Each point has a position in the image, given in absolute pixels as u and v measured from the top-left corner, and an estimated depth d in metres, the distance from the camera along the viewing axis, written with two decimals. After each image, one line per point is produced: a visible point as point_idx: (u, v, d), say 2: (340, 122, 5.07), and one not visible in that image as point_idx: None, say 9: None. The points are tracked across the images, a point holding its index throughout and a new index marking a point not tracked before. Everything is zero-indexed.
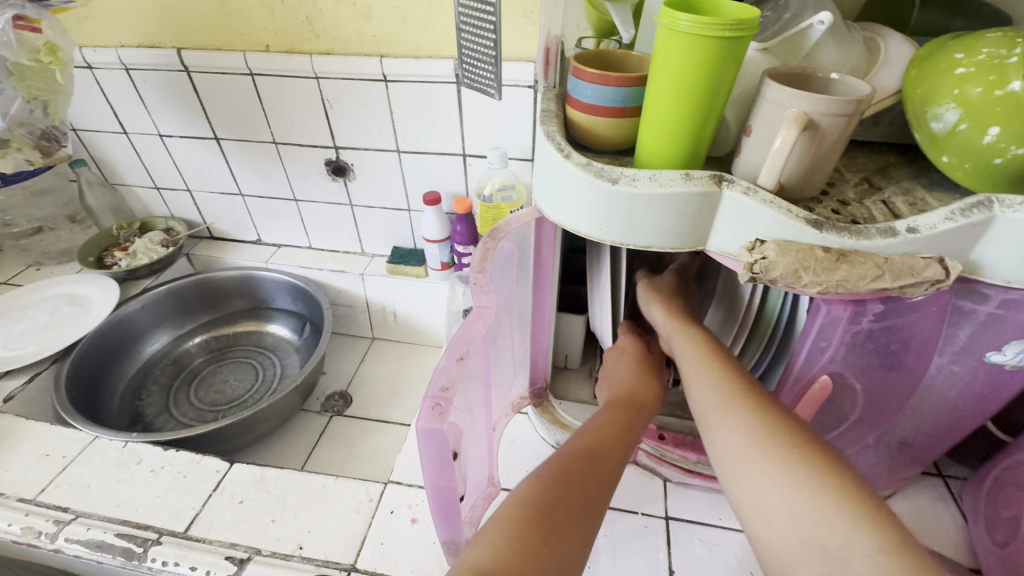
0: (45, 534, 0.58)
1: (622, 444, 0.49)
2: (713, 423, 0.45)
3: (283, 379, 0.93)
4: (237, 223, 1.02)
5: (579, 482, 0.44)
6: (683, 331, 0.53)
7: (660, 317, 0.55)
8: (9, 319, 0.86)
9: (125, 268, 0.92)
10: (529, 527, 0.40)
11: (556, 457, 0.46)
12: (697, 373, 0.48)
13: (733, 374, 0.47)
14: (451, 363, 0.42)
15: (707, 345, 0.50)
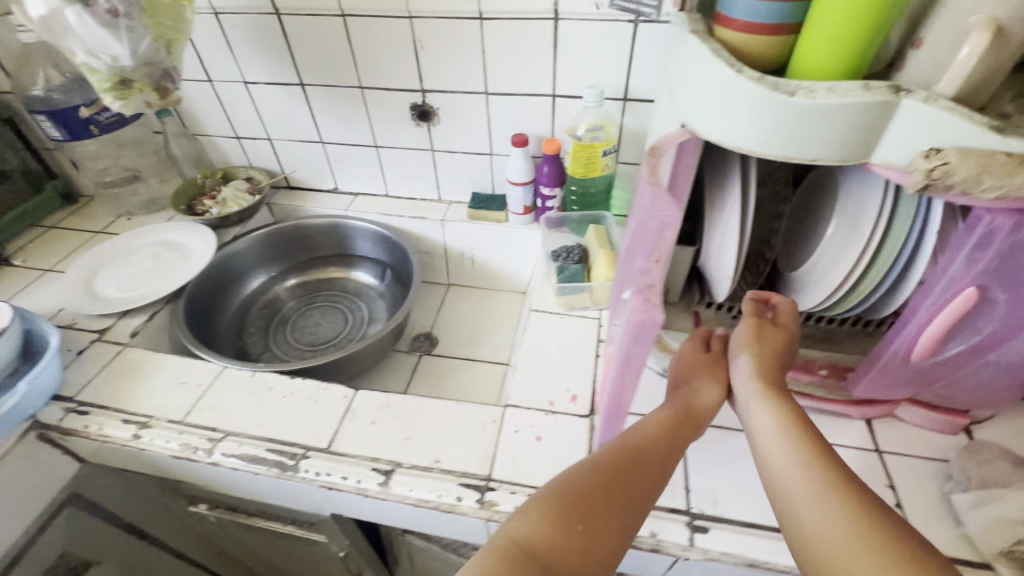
0: (202, 449, 0.63)
1: (675, 446, 0.52)
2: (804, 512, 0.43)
3: (374, 322, 0.97)
4: (316, 171, 1.04)
5: (626, 480, 0.48)
6: (766, 395, 0.51)
7: (744, 372, 0.54)
8: (117, 263, 0.90)
9: (217, 215, 0.95)
10: (568, 513, 0.45)
11: (606, 456, 0.50)
12: (779, 452, 0.47)
13: (820, 457, 0.45)
14: (649, 266, 0.41)
15: (799, 425, 0.48)
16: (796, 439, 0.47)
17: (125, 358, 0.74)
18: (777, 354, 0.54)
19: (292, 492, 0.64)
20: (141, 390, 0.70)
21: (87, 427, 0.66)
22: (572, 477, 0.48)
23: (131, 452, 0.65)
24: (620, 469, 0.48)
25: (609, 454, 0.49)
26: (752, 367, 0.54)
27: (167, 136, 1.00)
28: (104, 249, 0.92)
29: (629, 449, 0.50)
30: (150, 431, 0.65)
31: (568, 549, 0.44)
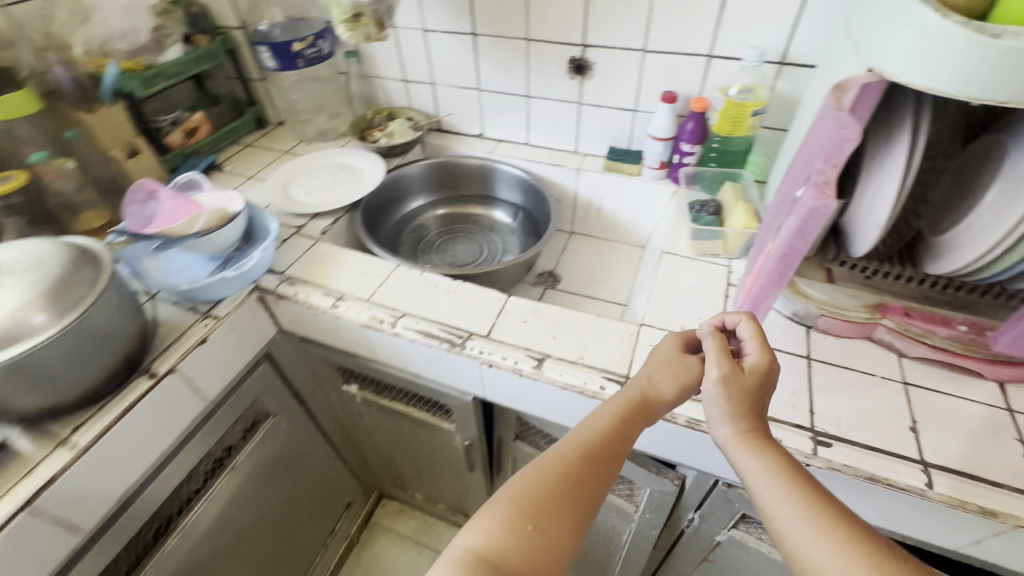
0: (387, 321, 0.77)
1: (620, 449, 0.54)
2: (793, 544, 0.42)
3: (508, 254, 1.08)
4: (467, 117, 1.16)
5: (579, 477, 0.51)
6: (748, 448, 0.48)
7: (720, 425, 0.50)
8: (305, 176, 1.07)
9: (386, 144, 1.09)
10: (521, 513, 0.48)
11: (558, 458, 0.52)
12: (767, 483, 0.45)
13: (809, 489, 0.44)
14: (826, 169, 0.46)
15: (779, 463, 0.46)
16: (774, 472, 0.45)
17: (320, 248, 0.90)
18: (752, 391, 0.50)
19: (452, 368, 0.77)
20: (334, 273, 0.85)
21: (298, 294, 0.82)
22: (524, 481, 0.50)
23: (328, 318, 0.80)
24: (570, 471, 0.51)
25: (561, 458, 0.52)
26: (725, 417, 0.49)
27: (348, 76, 1.16)
28: (294, 164, 1.09)
29: (579, 452, 0.52)
30: (346, 303, 0.80)
31: (516, 549, 0.46)
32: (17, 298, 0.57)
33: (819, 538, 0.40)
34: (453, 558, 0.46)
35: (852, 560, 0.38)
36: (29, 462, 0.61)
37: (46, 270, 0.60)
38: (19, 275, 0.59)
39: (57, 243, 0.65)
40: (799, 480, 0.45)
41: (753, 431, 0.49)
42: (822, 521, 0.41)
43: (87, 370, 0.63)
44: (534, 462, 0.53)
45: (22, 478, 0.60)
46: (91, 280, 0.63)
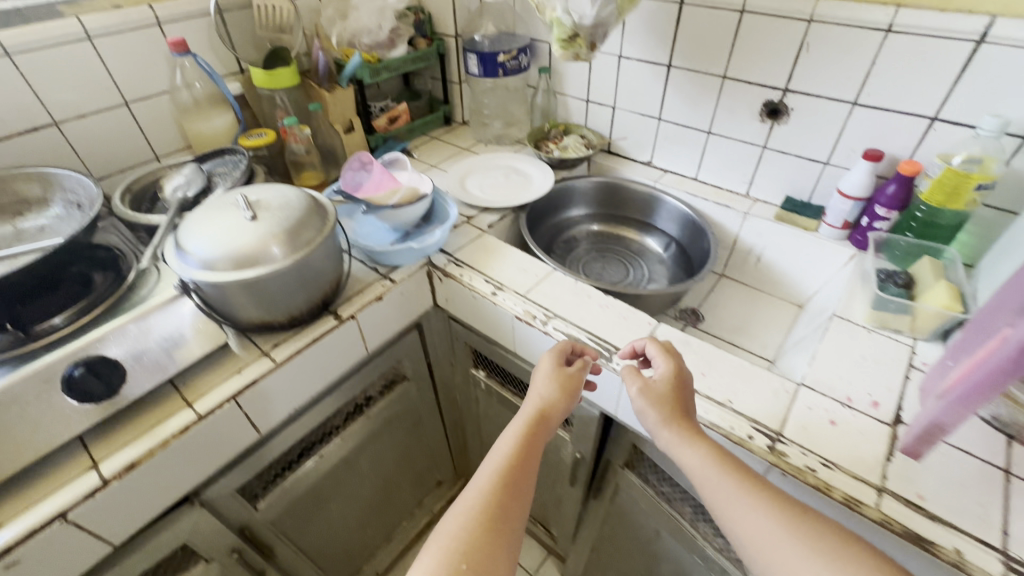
0: (540, 319, 0.81)
1: (528, 463, 0.59)
2: (731, 515, 0.54)
3: (653, 283, 1.07)
4: (639, 143, 1.18)
5: (506, 503, 0.55)
6: (677, 437, 0.59)
7: (655, 422, 0.61)
8: (480, 173, 1.16)
9: (558, 157, 1.15)
10: (459, 553, 0.50)
11: (484, 490, 0.55)
12: (694, 457, 0.57)
13: (731, 468, 0.56)
14: None
15: (710, 451, 0.57)
16: (700, 451, 0.57)
17: (485, 240, 0.97)
18: (666, 395, 0.62)
19: (590, 378, 0.79)
20: (496, 264, 0.91)
21: (462, 275, 0.89)
22: (455, 524, 0.52)
23: (484, 303, 0.86)
24: (493, 504, 0.54)
25: (485, 492, 0.55)
26: (659, 415, 0.61)
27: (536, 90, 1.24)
28: (472, 161, 1.19)
29: (499, 480, 0.56)
30: (504, 293, 0.85)
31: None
32: (270, 229, 0.69)
33: (748, 507, 0.53)
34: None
35: (780, 525, 0.51)
36: (240, 361, 0.74)
37: (292, 212, 0.73)
38: (273, 212, 0.72)
39: (301, 193, 0.78)
40: (724, 461, 0.56)
41: (677, 424, 0.60)
42: (746, 496, 0.53)
43: (297, 300, 0.75)
44: (464, 495, 0.55)
45: (235, 373, 0.73)
46: (319, 228, 0.75)
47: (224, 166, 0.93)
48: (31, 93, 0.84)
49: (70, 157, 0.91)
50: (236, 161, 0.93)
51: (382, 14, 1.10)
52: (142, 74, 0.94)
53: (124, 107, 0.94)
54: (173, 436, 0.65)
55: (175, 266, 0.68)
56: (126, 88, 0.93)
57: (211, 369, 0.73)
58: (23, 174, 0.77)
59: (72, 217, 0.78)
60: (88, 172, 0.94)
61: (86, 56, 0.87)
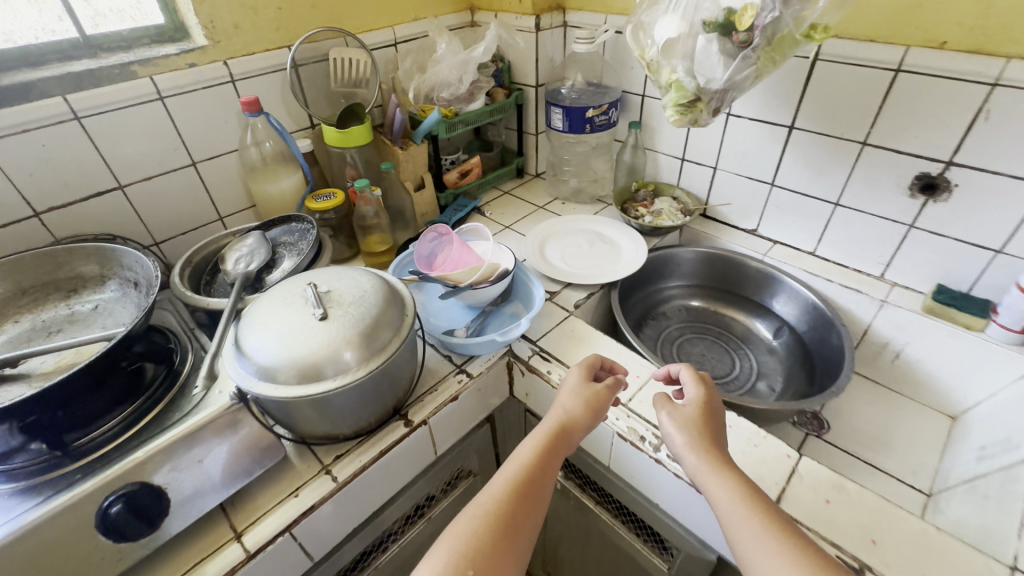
0: (649, 442, 0.66)
1: (543, 477, 0.57)
2: (749, 555, 0.47)
3: (764, 378, 0.92)
4: (744, 209, 1.03)
5: (510, 515, 0.52)
6: (704, 462, 0.54)
7: (680, 444, 0.56)
8: (561, 238, 1.04)
9: (650, 224, 1.02)
10: (460, 560, 0.48)
11: (491, 496, 0.54)
12: (719, 486, 0.51)
13: (759, 506, 0.49)
14: None
15: (738, 484, 0.51)
16: (725, 481, 0.51)
17: (573, 325, 0.84)
18: (697, 422, 0.57)
19: (713, 520, 0.63)
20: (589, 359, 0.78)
21: (550, 372, 0.76)
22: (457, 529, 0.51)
23: None
24: (500, 514, 0.52)
25: (493, 500, 0.53)
26: (681, 437, 0.56)
27: (624, 145, 1.12)
28: (551, 223, 1.07)
29: (508, 491, 0.54)
30: None
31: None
32: (344, 331, 0.60)
33: (769, 549, 0.46)
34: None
35: (799, 568, 0.44)
36: (298, 477, 0.64)
37: (368, 308, 0.63)
38: (347, 308, 0.62)
39: (374, 280, 0.68)
40: (755, 496, 0.50)
41: (707, 450, 0.54)
42: (769, 536, 0.47)
43: (366, 408, 0.64)
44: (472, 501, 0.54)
45: (291, 494, 0.62)
46: (395, 324, 0.65)
47: (290, 234, 0.85)
48: (98, 157, 0.78)
49: (133, 221, 0.85)
50: (304, 230, 0.84)
51: (463, 67, 1.01)
52: (212, 133, 0.88)
53: (191, 167, 0.88)
54: None
55: (233, 374, 0.58)
56: (194, 148, 0.87)
57: (266, 486, 0.63)
58: (81, 250, 0.70)
59: (129, 298, 0.70)
60: (150, 236, 0.88)
61: (156, 117, 0.82)
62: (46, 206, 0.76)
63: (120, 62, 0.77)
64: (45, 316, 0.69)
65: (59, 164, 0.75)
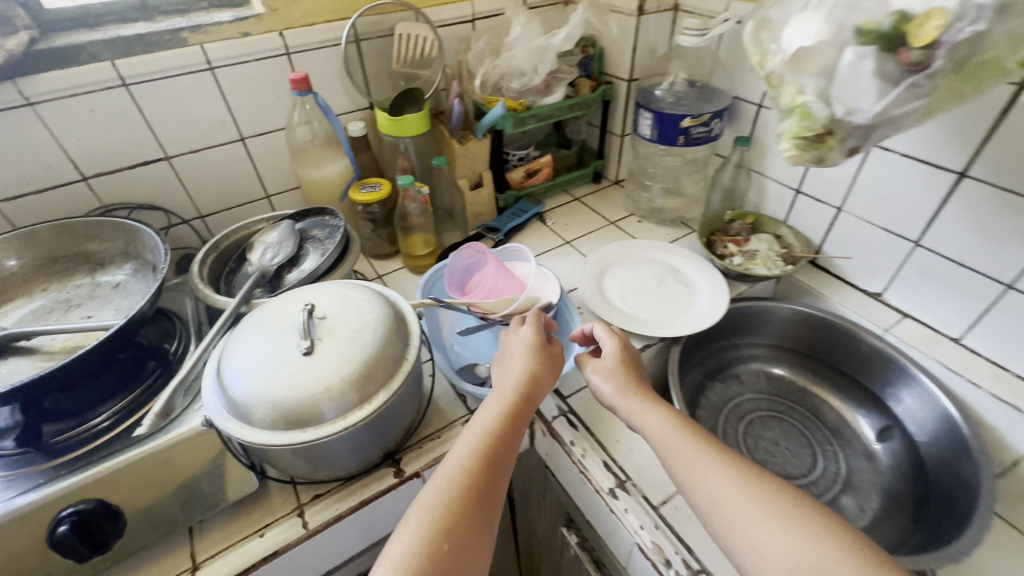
0: (676, 572, 0.52)
1: (508, 439, 0.51)
2: (690, 480, 0.48)
3: (853, 490, 0.71)
4: (869, 265, 0.80)
5: (483, 480, 0.47)
6: (636, 403, 0.55)
7: (610, 389, 0.57)
8: (625, 268, 0.88)
9: (738, 267, 0.82)
10: (439, 529, 0.43)
11: (458, 462, 0.48)
12: (651, 418, 0.53)
13: (686, 428, 0.52)
14: None
15: (669, 416, 0.53)
16: (659, 416, 0.53)
17: None
18: (628, 369, 0.58)
19: None
20: (623, 435, 0.64)
21: (572, 444, 0.63)
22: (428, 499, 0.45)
23: (596, 500, 0.60)
24: (471, 479, 0.47)
25: (459, 470, 0.47)
26: (613, 385, 0.57)
27: (724, 163, 0.92)
28: (618, 248, 0.92)
29: (476, 456, 0.48)
30: (625, 499, 0.58)
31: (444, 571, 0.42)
32: (329, 371, 0.51)
33: (704, 466, 0.47)
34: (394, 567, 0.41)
35: (735, 486, 0.45)
36: (270, 511, 0.58)
37: (363, 344, 0.53)
38: (338, 343, 0.53)
39: (379, 306, 0.59)
40: (684, 426, 0.52)
41: (636, 393, 0.56)
42: (707, 462, 0.48)
43: (355, 458, 0.56)
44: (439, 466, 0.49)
45: (257, 532, 0.56)
46: (394, 364, 0.55)
47: (321, 228, 0.78)
48: (146, 126, 0.76)
49: (179, 192, 0.83)
50: (335, 226, 0.77)
51: (541, 53, 0.87)
52: (263, 108, 0.83)
53: (240, 143, 0.84)
54: None
55: (213, 409, 0.52)
56: (244, 122, 0.83)
57: (238, 515, 0.58)
58: (108, 224, 0.68)
59: (146, 279, 0.68)
60: (195, 208, 0.86)
61: (205, 88, 0.77)
62: (94, 172, 0.75)
63: (171, 27, 0.72)
64: (70, 288, 0.68)
65: (107, 130, 0.73)
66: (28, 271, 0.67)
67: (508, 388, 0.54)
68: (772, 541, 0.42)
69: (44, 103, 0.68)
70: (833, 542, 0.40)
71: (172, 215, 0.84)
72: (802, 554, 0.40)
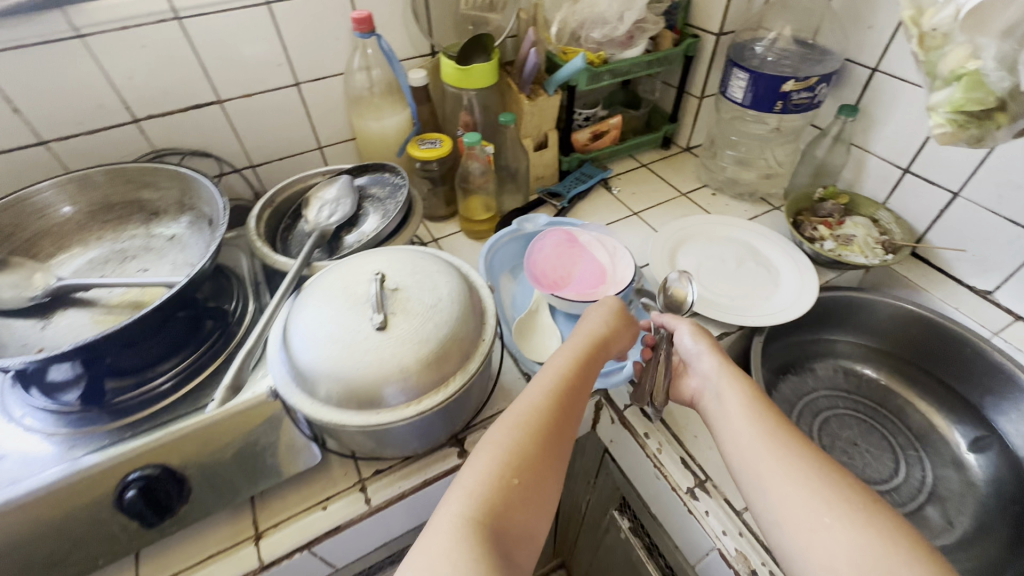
0: None
1: (580, 383, 0.49)
2: (757, 475, 0.44)
3: (940, 501, 0.66)
4: (983, 260, 0.72)
5: (546, 436, 0.45)
6: (726, 371, 0.51)
7: (705, 350, 0.54)
8: (701, 246, 0.81)
9: (831, 254, 0.75)
10: (510, 466, 0.42)
11: (536, 398, 0.47)
12: (729, 395, 0.50)
13: (768, 412, 0.47)
14: None
15: (750, 391, 0.50)
16: (737, 393, 0.49)
17: None
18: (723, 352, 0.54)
19: None
20: (702, 430, 0.60)
21: (647, 437, 0.59)
22: (502, 430, 0.44)
23: (673, 498, 0.56)
24: (535, 436, 0.44)
25: (535, 407, 0.46)
26: (707, 345, 0.54)
27: (820, 135, 0.83)
28: (693, 223, 0.84)
29: (551, 395, 0.47)
30: (706, 501, 0.54)
31: (510, 506, 0.41)
32: (402, 351, 0.47)
33: (774, 460, 0.43)
34: (474, 480, 0.41)
35: (809, 470, 0.42)
36: (331, 484, 0.56)
37: (439, 321, 0.49)
38: (413, 319, 0.49)
39: (453, 280, 0.54)
40: (762, 402, 0.49)
41: (730, 361, 0.52)
42: (779, 440, 0.45)
43: (422, 441, 0.52)
44: (514, 406, 0.47)
45: (318, 505, 0.54)
46: (469, 346, 0.50)
47: (381, 187, 0.73)
48: (199, 66, 0.70)
49: (231, 139, 0.79)
50: (397, 184, 0.72)
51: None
52: (321, 49, 0.77)
53: (295, 88, 0.78)
54: None
55: (278, 378, 0.49)
56: (300, 65, 0.77)
57: (300, 486, 0.56)
58: (163, 171, 0.64)
59: (203, 234, 0.65)
60: (247, 157, 0.82)
61: (261, 25, 0.71)
62: (146, 114, 0.71)
63: None
64: (125, 239, 0.65)
65: (159, 67, 0.68)
66: (82, 218, 0.64)
67: (573, 345, 0.52)
68: (836, 527, 0.38)
69: (94, 35, 0.63)
70: (906, 549, 0.36)
71: (224, 163, 0.80)
72: (866, 555, 0.36)
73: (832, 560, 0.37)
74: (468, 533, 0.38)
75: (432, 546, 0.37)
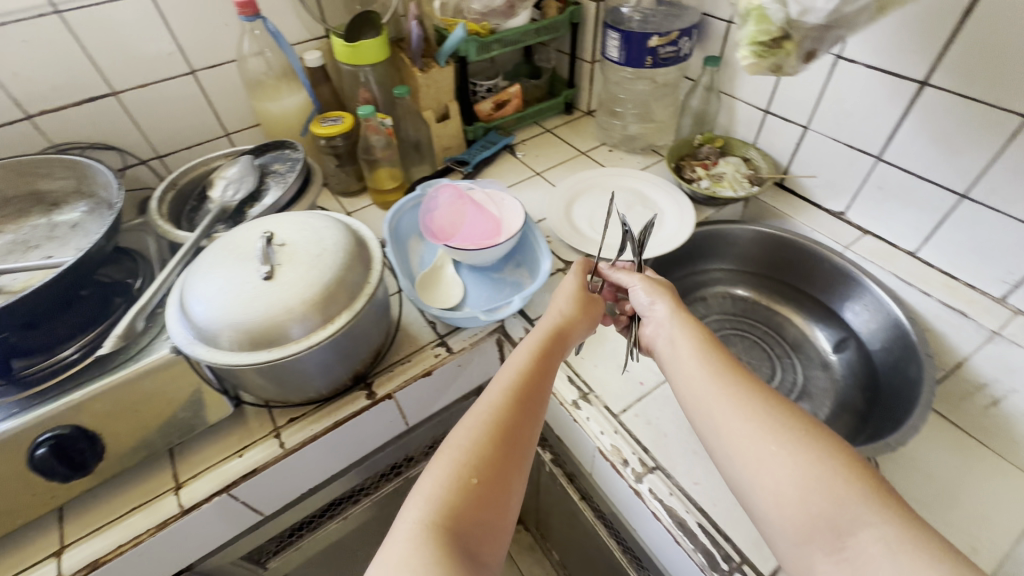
0: (631, 469, 0.55)
1: (542, 373, 0.50)
2: (710, 416, 0.46)
3: (809, 397, 0.75)
4: (834, 184, 0.81)
5: (507, 432, 0.44)
6: (680, 321, 0.53)
7: (660, 304, 0.56)
8: (593, 196, 0.88)
9: (706, 191, 0.83)
10: (468, 464, 0.42)
11: (498, 392, 0.47)
12: (682, 344, 0.51)
13: (722, 354, 0.49)
14: None
15: (700, 334, 0.51)
16: (691, 342, 0.51)
17: None
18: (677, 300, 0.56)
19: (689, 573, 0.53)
20: (588, 351, 0.67)
21: None
22: (462, 432, 0.44)
23: (563, 411, 0.63)
24: (497, 431, 0.44)
25: (494, 409, 0.45)
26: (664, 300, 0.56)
27: (694, 86, 0.91)
28: (587, 176, 0.91)
29: (509, 390, 0.47)
30: (588, 408, 0.61)
31: (473, 503, 0.40)
32: (289, 295, 0.51)
33: (728, 402, 0.45)
34: (434, 484, 0.41)
35: (758, 401, 0.44)
36: (247, 435, 0.60)
37: (323, 267, 0.54)
38: (298, 267, 0.53)
39: (340, 233, 0.58)
40: (711, 343, 0.50)
41: (684, 312, 0.54)
42: (728, 380, 0.46)
43: (323, 379, 0.57)
44: (476, 404, 0.46)
45: (236, 453, 0.59)
46: (355, 289, 0.55)
47: (282, 163, 0.77)
48: (87, 59, 0.72)
49: (132, 130, 0.80)
50: (295, 159, 0.77)
51: None
52: (211, 36, 0.79)
53: (191, 76, 0.81)
54: (148, 533, 0.53)
55: (180, 336, 0.53)
56: (193, 53, 0.79)
57: (218, 440, 0.60)
58: (58, 161, 0.66)
59: (101, 218, 0.67)
60: (152, 147, 0.84)
61: (146, 14, 0.73)
62: (38, 109, 0.72)
63: None
64: (24, 228, 0.67)
65: (45, 62, 0.70)
66: None
67: (534, 337, 0.53)
68: (782, 453, 0.40)
69: None
70: (845, 463, 0.39)
71: (128, 155, 0.82)
72: (808, 482, 0.39)
73: (779, 486, 0.40)
74: (430, 537, 0.38)
75: (393, 557, 0.37)
